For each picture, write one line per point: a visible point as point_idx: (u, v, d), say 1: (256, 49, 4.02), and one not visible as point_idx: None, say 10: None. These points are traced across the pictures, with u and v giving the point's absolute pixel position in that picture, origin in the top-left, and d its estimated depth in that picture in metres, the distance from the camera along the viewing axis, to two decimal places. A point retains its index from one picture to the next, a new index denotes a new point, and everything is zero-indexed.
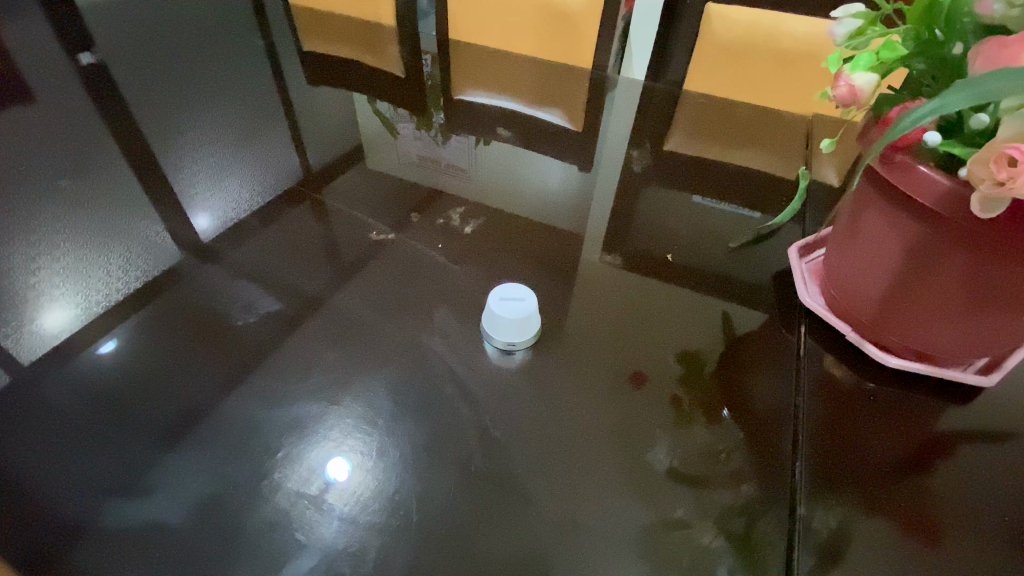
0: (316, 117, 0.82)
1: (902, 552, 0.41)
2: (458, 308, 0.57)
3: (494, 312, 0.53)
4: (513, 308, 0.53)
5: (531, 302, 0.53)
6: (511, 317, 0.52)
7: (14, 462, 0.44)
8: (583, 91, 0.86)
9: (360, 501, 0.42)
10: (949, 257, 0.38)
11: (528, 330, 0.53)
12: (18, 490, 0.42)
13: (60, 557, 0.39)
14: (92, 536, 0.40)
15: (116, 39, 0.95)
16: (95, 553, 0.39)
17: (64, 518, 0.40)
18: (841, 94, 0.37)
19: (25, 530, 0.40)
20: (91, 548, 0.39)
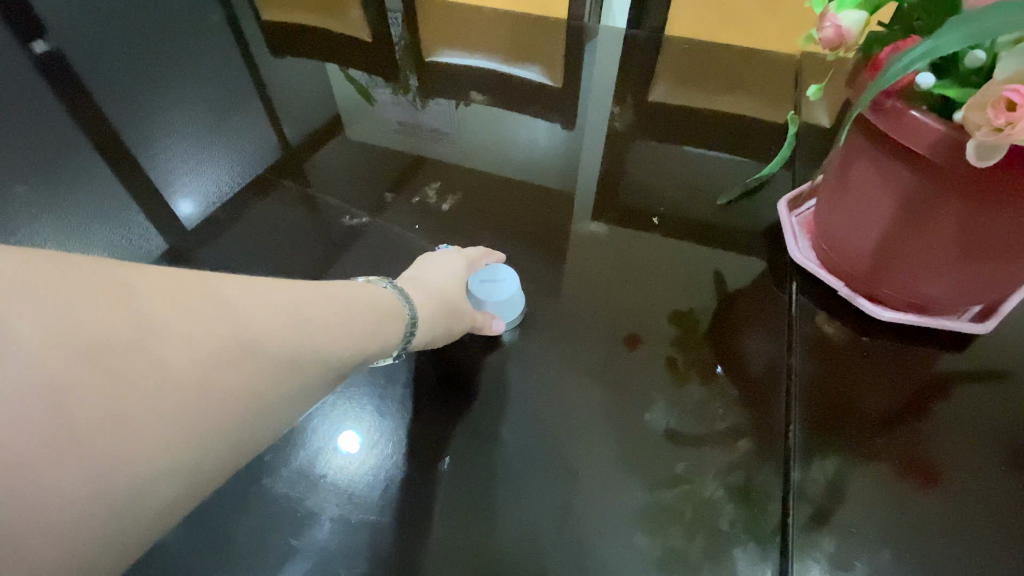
0: (286, 91, 0.78)
1: (897, 497, 0.41)
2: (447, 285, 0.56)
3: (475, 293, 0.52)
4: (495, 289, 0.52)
5: (513, 282, 0.52)
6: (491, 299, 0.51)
7: None
8: (562, 43, 0.81)
9: (351, 500, 0.42)
10: (942, 205, 0.36)
11: (512, 311, 0.52)
12: None
13: None
14: None
15: (70, 20, 0.89)
16: None
17: None
18: (827, 36, 0.34)
19: None
20: None
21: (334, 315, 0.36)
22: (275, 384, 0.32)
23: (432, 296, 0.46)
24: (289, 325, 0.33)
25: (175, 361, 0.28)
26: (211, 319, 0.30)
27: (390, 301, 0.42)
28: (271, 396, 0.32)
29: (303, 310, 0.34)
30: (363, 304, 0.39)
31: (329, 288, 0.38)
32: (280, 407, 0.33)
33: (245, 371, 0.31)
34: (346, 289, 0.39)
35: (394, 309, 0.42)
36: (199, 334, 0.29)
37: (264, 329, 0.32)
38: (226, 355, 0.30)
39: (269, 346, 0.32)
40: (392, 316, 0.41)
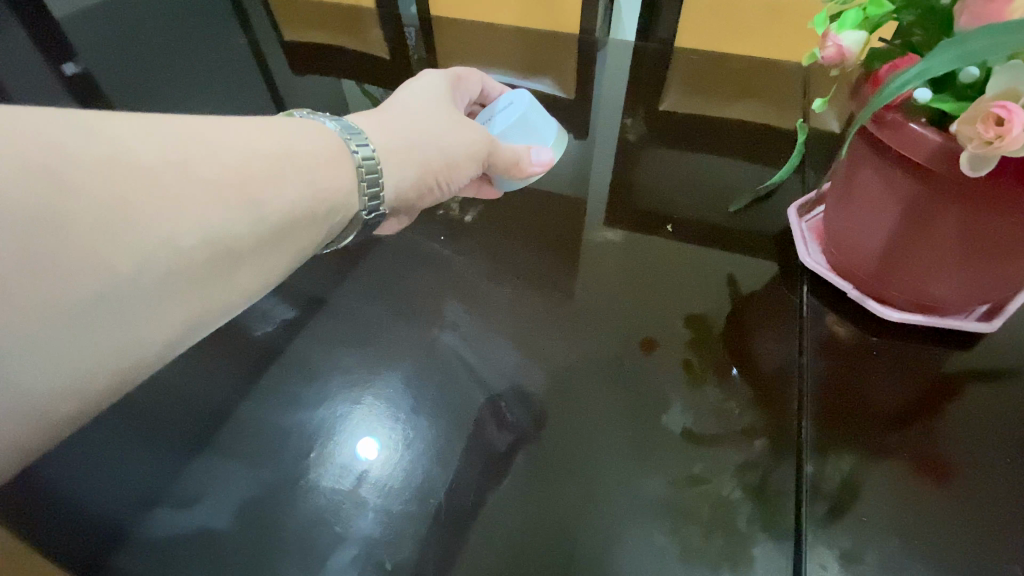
0: (307, 106, 0.81)
1: (912, 491, 0.43)
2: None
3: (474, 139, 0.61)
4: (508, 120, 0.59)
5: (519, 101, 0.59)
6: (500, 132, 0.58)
7: (56, 472, 0.45)
8: (573, 58, 0.84)
9: (391, 492, 0.44)
10: (943, 212, 0.38)
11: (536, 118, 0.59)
12: (61, 502, 0.44)
13: (109, 560, 0.41)
14: (137, 543, 0.42)
15: (92, 34, 0.91)
16: (144, 561, 0.41)
17: (107, 524, 0.42)
18: (829, 55, 0.37)
19: (69, 534, 0.42)
20: (135, 555, 0.41)
21: (268, 170, 0.42)
22: (215, 243, 0.39)
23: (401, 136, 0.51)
24: (223, 185, 0.39)
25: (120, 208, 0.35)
26: (154, 176, 0.37)
27: (336, 147, 0.47)
28: (213, 255, 0.39)
29: (210, 167, 0.39)
30: (304, 156, 0.44)
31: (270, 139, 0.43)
32: (231, 268, 0.40)
33: (180, 224, 0.37)
34: (290, 135, 0.45)
35: (342, 159, 0.46)
36: (137, 188, 0.36)
37: (188, 166, 0.38)
38: (163, 211, 0.36)
39: (208, 204, 0.38)
40: (343, 165, 0.46)
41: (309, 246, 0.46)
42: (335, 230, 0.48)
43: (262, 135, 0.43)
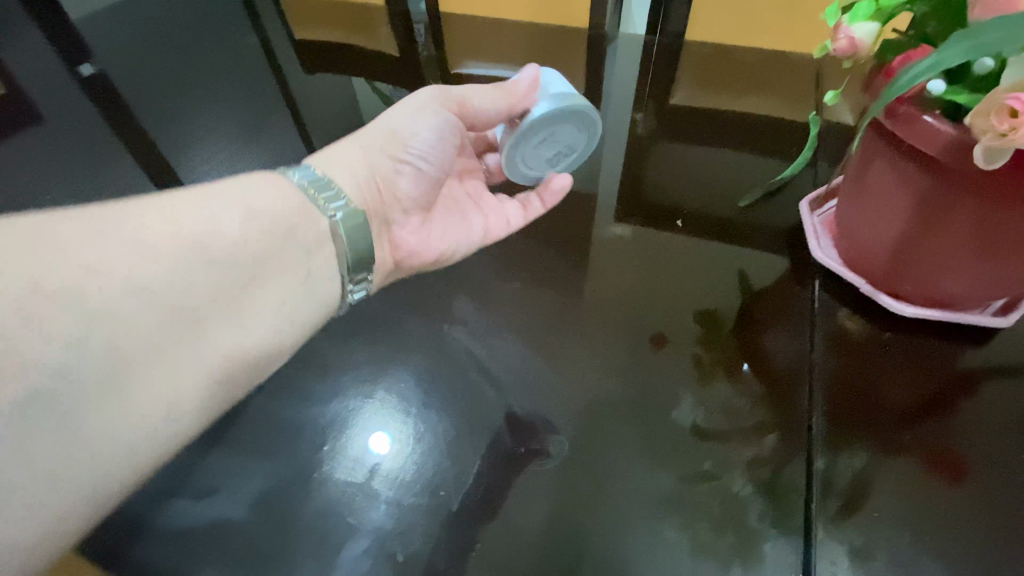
0: (317, 103, 0.82)
1: (925, 489, 0.42)
2: (501, 199, 0.63)
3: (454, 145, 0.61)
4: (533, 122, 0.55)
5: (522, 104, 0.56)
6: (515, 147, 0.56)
7: None
8: (582, 52, 0.84)
9: (403, 484, 0.45)
10: (957, 206, 0.38)
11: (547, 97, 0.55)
12: None
13: (126, 551, 0.42)
14: (153, 534, 0.43)
15: (107, 35, 0.93)
16: (162, 552, 0.42)
17: (124, 516, 0.43)
18: (841, 47, 0.36)
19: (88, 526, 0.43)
20: (152, 546, 0.42)
21: (216, 228, 0.42)
22: (169, 305, 0.38)
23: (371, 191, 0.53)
24: (167, 246, 0.39)
25: (54, 289, 0.34)
26: (89, 251, 0.36)
27: (295, 198, 0.47)
28: (168, 319, 0.38)
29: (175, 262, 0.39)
30: (257, 211, 0.44)
31: (217, 199, 0.43)
32: (197, 330, 0.39)
33: (122, 292, 0.36)
34: (241, 201, 0.44)
35: (308, 209, 0.47)
36: (73, 266, 0.35)
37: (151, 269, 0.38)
38: (103, 284, 0.36)
39: (153, 267, 0.38)
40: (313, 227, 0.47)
41: (288, 296, 0.45)
42: (315, 277, 0.47)
43: (210, 198, 0.43)
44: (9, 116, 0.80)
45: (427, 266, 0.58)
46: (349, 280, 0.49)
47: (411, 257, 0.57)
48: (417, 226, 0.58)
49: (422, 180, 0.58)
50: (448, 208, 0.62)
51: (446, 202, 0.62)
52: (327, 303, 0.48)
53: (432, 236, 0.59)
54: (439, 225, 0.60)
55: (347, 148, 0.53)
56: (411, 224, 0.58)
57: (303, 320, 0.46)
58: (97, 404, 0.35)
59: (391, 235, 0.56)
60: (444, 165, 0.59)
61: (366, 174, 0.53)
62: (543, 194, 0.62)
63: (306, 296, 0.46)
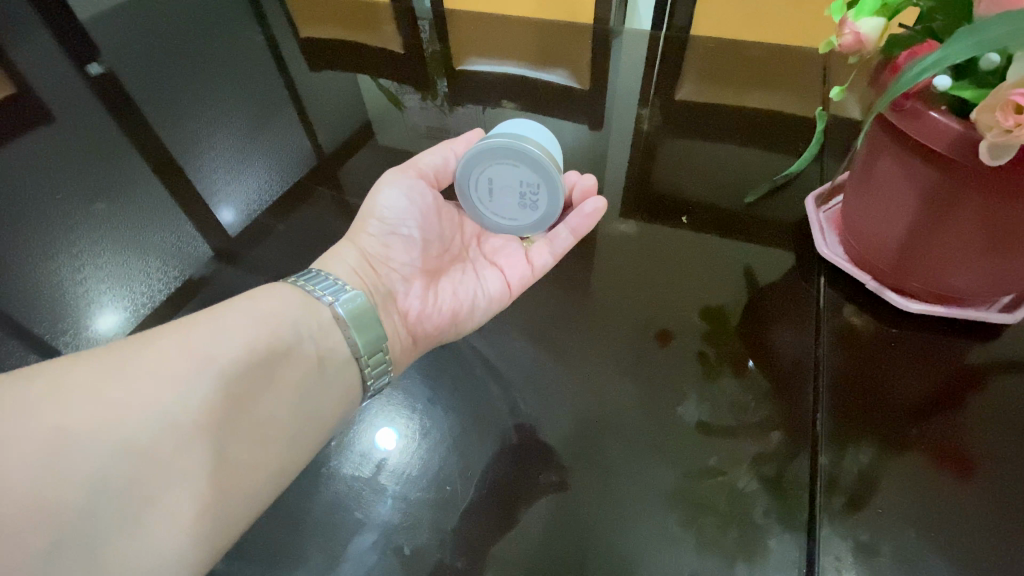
0: (322, 101, 0.82)
1: (932, 485, 0.42)
2: (514, 245, 0.57)
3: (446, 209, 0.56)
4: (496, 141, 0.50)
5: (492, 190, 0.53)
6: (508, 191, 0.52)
7: None
8: (587, 47, 0.84)
9: (410, 479, 0.45)
10: (964, 202, 0.37)
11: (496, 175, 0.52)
12: None
13: None
14: None
15: (114, 34, 0.93)
16: None
17: None
18: (847, 43, 0.36)
19: None
20: None
21: (224, 338, 0.40)
22: (181, 425, 0.36)
23: (368, 272, 0.51)
24: (174, 366, 0.38)
25: (67, 431, 0.34)
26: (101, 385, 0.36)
27: (300, 299, 0.46)
28: (182, 434, 0.36)
29: (184, 365, 0.38)
30: (265, 316, 0.43)
31: (226, 312, 0.42)
32: (219, 424, 0.38)
33: (132, 419, 0.35)
34: (241, 304, 0.43)
35: (311, 304, 0.46)
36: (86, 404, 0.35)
37: (162, 379, 0.37)
38: (113, 416, 0.35)
39: (160, 389, 0.37)
40: (317, 310, 0.46)
41: (305, 395, 0.43)
42: (329, 369, 0.45)
43: (218, 312, 0.42)
44: (20, 116, 0.81)
45: (443, 335, 0.53)
46: (366, 362, 0.46)
47: (422, 324, 0.52)
48: (423, 292, 0.54)
49: (415, 248, 0.53)
50: (460, 269, 0.56)
51: (457, 263, 0.57)
52: (351, 392, 0.46)
53: (441, 299, 0.54)
54: (447, 286, 0.55)
55: (341, 243, 0.53)
56: (416, 291, 0.53)
57: (325, 414, 0.44)
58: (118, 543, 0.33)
59: (397, 305, 0.52)
60: (433, 230, 0.55)
61: (357, 258, 0.52)
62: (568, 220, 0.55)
63: (325, 391, 0.44)
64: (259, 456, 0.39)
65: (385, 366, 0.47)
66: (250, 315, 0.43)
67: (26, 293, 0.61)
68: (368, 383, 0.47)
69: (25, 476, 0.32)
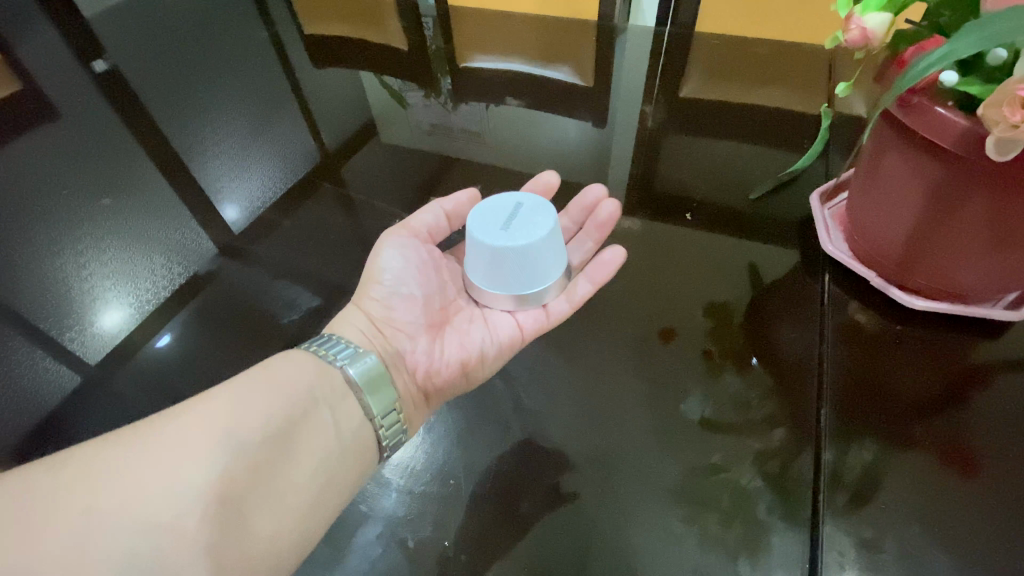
0: (326, 98, 0.82)
1: (935, 482, 0.42)
2: None
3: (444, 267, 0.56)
4: (483, 215, 0.51)
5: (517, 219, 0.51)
6: (496, 273, 0.51)
7: None
8: (591, 44, 0.84)
9: (413, 473, 0.46)
10: (969, 197, 0.37)
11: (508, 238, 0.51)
12: None
13: None
14: None
15: (120, 31, 0.94)
16: None
17: None
18: (852, 38, 0.36)
19: None
20: None
21: (240, 409, 0.40)
22: (203, 497, 0.35)
23: (376, 334, 0.51)
24: (193, 440, 0.37)
25: (90, 518, 0.33)
26: (123, 460, 0.36)
27: (314, 365, 0.46)
28: (204, 506, 0.35)
29: (203, 436, 0.37)
30: (280, 384, 0.43)
31: (242, 383, 0.42)
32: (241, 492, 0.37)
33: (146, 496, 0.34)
34: (255, 377, 0.43)
35: (325, 371, 0.46)
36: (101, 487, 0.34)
37: (181, 451, 0.36)
38: (126, 496, 0.34)
39: (179, 458, 0.36)
40: (331, 377, 0.46)
41: (324, 459, 0.42)
42: (347, 433, 0.44)
43: (234, 383, 0.42)
44: (27, 112, 0.82)
45: (453, 388, 0.50)
46: (381, 422, 0.45)
47: (433, 380, 0.50)
48: (430, 347, 0.52)
49: (417, 303, 0.52)
50: (465, 319, 0.54)
51: (464, 313, 0.55)
52: (369, 456, 0.44)
53: (448, 351, 0.51)
54: (453, 338, 0.53)
55: (346, 308, 0.52)
56: (422, 346, 0.52)
57: (343, 480, 0.42)
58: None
59: (405, 364, 0.50)
60: (433, 285, 0.53)
61: (365, 321, 0.51)
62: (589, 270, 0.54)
63: (344, 454, 0.43)
64: (281, 524, 0.38)
65: (401, 428, 0.46)
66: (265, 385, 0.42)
67: (33, 289, 0.61)
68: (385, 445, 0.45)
69: (32, 571, 0.30)
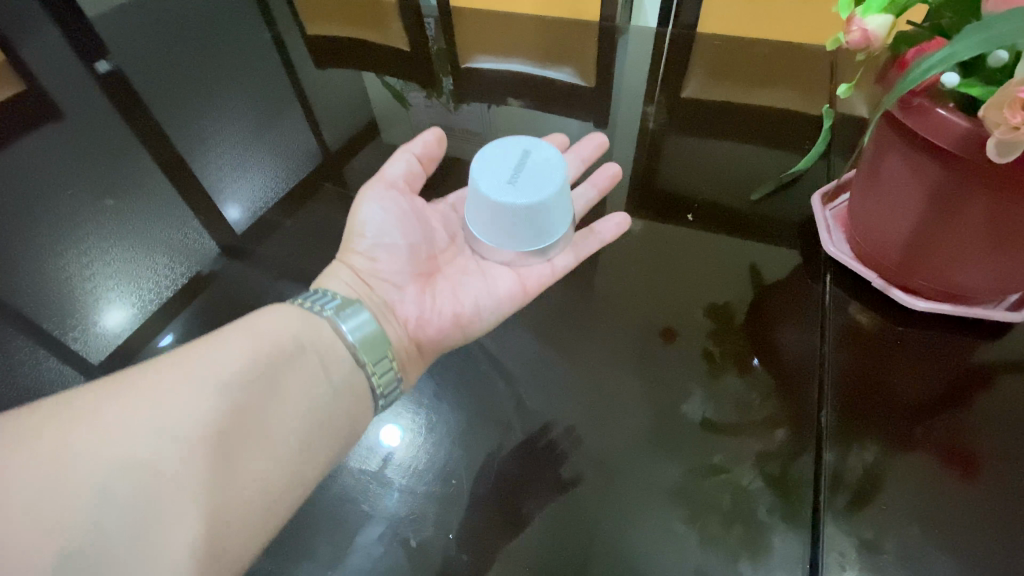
0: (328, 98, 0.83)
1: (937, 483, 0.42)
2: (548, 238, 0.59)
3: (429, 218, 0.56)
4: (485, 169, 0.50)
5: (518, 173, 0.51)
6: (506, 228, 0.51)
7: None
8: (593, 45, 0.84)
9: (415, 472, 0.46)
10: (971, 199, 0.37)
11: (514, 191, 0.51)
12: None
13: None
14: None
15: (123, 32, 0.94)
16: None
17: None
18: (854, 39, 0.36)
19: None
20: None
21: (225, 356, 0.40)
22: (186, 439, 0.35)
23: (362, 284, 0.50)
24: (177, 385, 0.37)
25: (73, 456, 0.33)
26: (106, 403, 0.36)
27: (302, 314, 0.45)
28: (189, 451, 0.35)
29: (188, 382, 0.37)
30: (267, 335, 0.42)
31: (230, 332, 0.42)
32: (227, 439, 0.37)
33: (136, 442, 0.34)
34: (244, 326, 0.43)
35: (312, 319, 0.45)
36: (88, 434, 0.34)
37: (165, 396, 0.36)
38: (115, 442, 0.34)
39: (163, 404, 0.36)
40: (319, 323, 0.45)
41: (313, 407, 0.41)
42: (338, 379, 0.43)
43: (223, 333, 0.41)
44: (31, 113, 0.82)
45: (446, 339, 0.51)
46: (372, 369, 0.45)
47: (424, 330, 0.50)
48: (419, 297, 0.52)
49: (402, 254, 0.52)
50: (456, 270, 0.54)
51: (453, 263, 0.55)
52: (362, 404, 0.44)
53: (439, 302, 0.52)
54: (445, 289, 0.53)
55: (332, 264, 0.52)
56: (412, 296, 0.52)
57: (332, 431, 0.42)
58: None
59: (395, 314, 0.50)
60: (417, 234, 0.53)
61: (351, 276, 0.51)
62: (596, 228, 0.56)
63: (334, 403, 0.43)
64: (267, 470, 0.38)
65: (393, 377, 0.46)
66: (252, 333, 0.42)
67: (36, 288, 0.62)
68: (375, 392, 0.45)
69: (20, 506, 0.31)
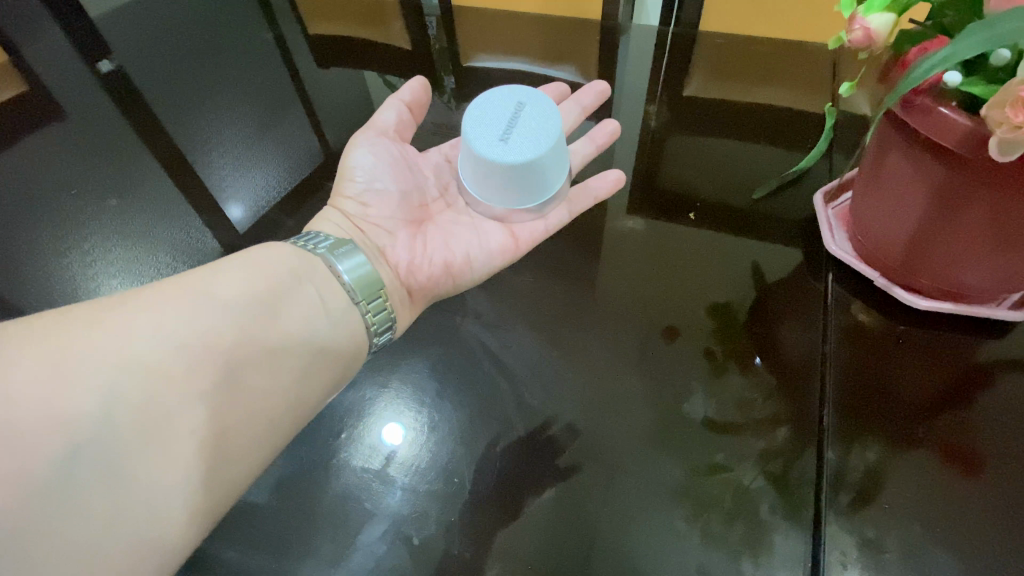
0: (330, 98, 0.83)
1: (940, 483, 0.42)
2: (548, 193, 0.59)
3: (420, 170, 0.57)
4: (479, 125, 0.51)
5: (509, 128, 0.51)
6: (497, 184, 0.52)
7: None
8: (595, 44, 0.84)
9: (418, 471, 0.46)
10: (972, 198, 0.37)
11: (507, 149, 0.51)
12: None
13: None
14: None
15: (125, 31, 0.94)
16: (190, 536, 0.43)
17: None
18: (856, 38, 0.36)
19: None
20: None
21: (226, 283, 0.42)
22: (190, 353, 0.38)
23: (354, 227, 0.52)
24: (181, 304, 0.39)
25: (84, 359, 0.35)
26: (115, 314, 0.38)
27: (300, 251, 0.47)
28: (192, 365, 0.38)
29: (192, 303, 0.40)
30: (264, 266, 0.44)
31: (232, 263, 0.44)
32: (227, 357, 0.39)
33: (140, 352, 0.37)
34: (245, 257, 0.44)
35: (307, 258, 0.46)
36: (93, 343, 0.36)
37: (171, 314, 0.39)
38: (119, 348, 0.36)
39: (168, 319, 0.38)
40: (315, 259, 0.47)
41: (309, 336, 0.43)
42: (333, 314, 0.45)
43: (225, 263, 0.43)
44: (34, 112, 0.82)
45: (438, 285, 0.53)
46: (366, 308, 0.46)
47: (414, 276, 0.52)
48: (410, 243, 0.53)
49: (393, 200, 0.53)
50: (447, 219, 0.56)
51: (444, 213, 0.56)
52: (356, 340, 0.46)
53: (430, 249, 0.53)
54: (436, 237, 0.54)
55: (323, 209, 0.53)
56: (402, 242, 0.53)
57: (327, 361, 0.44)
58: (133, 470, 0.34)
59: (386, 258, 0.52)
60: (407, 182, 0.54)
61: (343, 221, 0.52)
62: (592, 186, 0.57)
63: (329, 335, 0.44)
64: (264, 389, 0.40)
65: (387, 317, 0.47)
66: (252, 265, 0.44)
67: (40, 288, 0.62)
68: (369, 330, 0.46)
69: (33, 396, 0.33)
